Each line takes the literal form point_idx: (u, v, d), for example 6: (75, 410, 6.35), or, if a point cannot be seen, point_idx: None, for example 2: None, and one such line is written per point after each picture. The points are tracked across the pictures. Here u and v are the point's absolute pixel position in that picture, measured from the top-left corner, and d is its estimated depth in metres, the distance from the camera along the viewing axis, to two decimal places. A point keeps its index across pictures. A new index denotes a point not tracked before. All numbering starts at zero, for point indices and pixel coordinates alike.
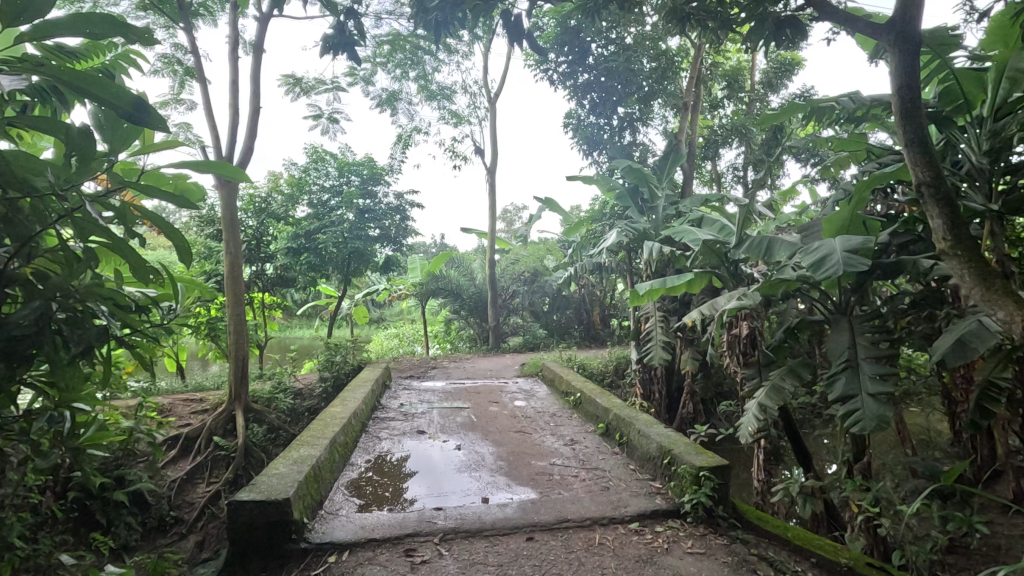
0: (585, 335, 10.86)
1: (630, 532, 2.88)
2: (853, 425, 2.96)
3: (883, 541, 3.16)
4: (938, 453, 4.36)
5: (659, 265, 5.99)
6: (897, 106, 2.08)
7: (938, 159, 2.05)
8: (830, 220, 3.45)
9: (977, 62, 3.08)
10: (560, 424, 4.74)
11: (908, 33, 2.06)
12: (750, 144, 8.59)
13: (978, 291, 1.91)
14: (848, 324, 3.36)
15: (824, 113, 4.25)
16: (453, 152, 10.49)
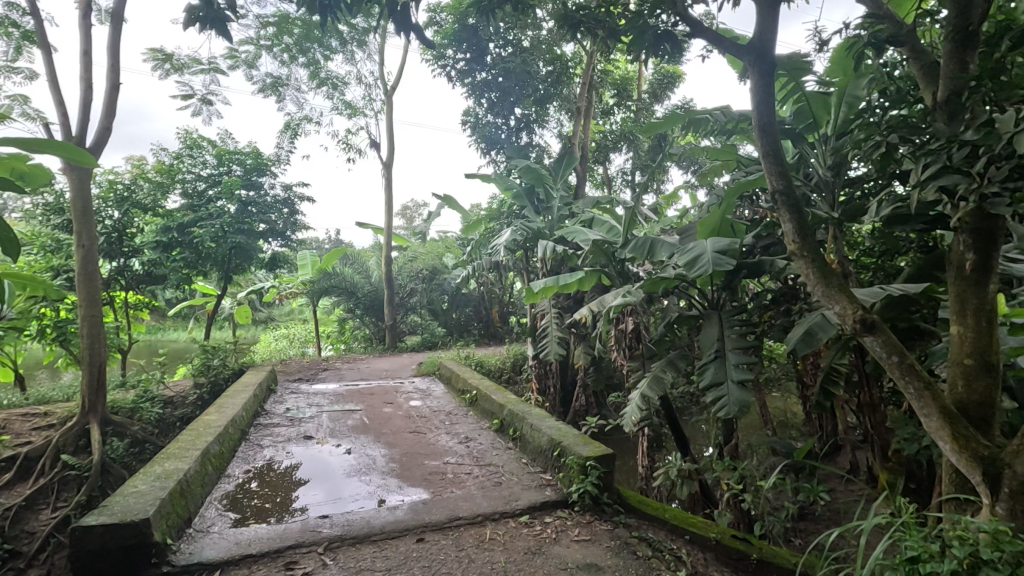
0: (484, 332, 10.96)
1: (520, 525, 2.93)
2: (721, 411, 3.25)
3: (746, 514, 3.50)
4: (793, 432, 4.91)
5: (553, 263, 6.18)
6: (756, 121, 2.27)
7: (789, 171, 2.27)
8: (704, 221, 3.75)
9: (823, 86, 3.50)
10: (456, 421, 4.74)
11: (766, 55, 2.24)
12: (637, 150, 9.14)
13: (820, 288, 2.17)
14: (718, 318, 3.68)
15: (700, 124, 4.61)
16: (347, 144, 10.07)
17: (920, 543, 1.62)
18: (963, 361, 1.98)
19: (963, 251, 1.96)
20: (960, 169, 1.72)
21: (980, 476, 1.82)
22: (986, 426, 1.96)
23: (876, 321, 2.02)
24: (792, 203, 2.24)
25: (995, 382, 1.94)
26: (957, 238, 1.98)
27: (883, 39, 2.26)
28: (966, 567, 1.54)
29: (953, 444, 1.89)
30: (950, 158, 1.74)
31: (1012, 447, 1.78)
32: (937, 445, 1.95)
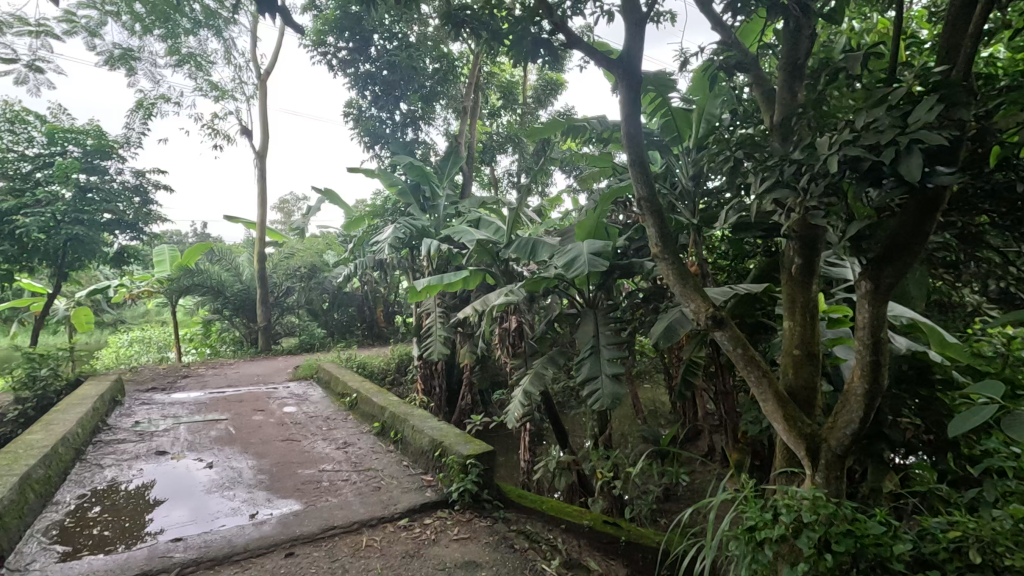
0: (367, 333, 10.61)
1: (398, 529, 2.88)
2: (595, 403, 3.43)
3: (618, 500, 3.74)
4: (660, 421, 5.32)
5: (439, 262, 6.14)
6: (625, 131, 2.42)
7: (654, 180, 2.46)
8: (582, 224, 3.94)
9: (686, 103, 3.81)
10: (334, 427, 4.53)
11: (633, 70, 2.39)
12: (522, 153, 9.35)
13: (678, 287, 2.38)
14: (594, 316, 3.89)
15: (579, 131, 4.82)
16: (212, 129, 9.19)
17: (757, 513, 1.84)
18: (793, 351, 2.27)
19: (793, 256, 2.24)
20: (788, 185, 1.96)
21: (804, 450, 2.10)
22: (809, 407, 2.26)
23: (724, 317, 2.26)
24: (655, 209, 2.42)
25: (816, 369, 2.25)
26: (788, 244, 2.26)
27: (731, 65, 2.53)
28: (791, 531, 1.77)
29: (784, 424, 2.16)
30: (780, 174, 1.99)
31: (829, 424, 2.07)
32: (772, 425, 2.22)
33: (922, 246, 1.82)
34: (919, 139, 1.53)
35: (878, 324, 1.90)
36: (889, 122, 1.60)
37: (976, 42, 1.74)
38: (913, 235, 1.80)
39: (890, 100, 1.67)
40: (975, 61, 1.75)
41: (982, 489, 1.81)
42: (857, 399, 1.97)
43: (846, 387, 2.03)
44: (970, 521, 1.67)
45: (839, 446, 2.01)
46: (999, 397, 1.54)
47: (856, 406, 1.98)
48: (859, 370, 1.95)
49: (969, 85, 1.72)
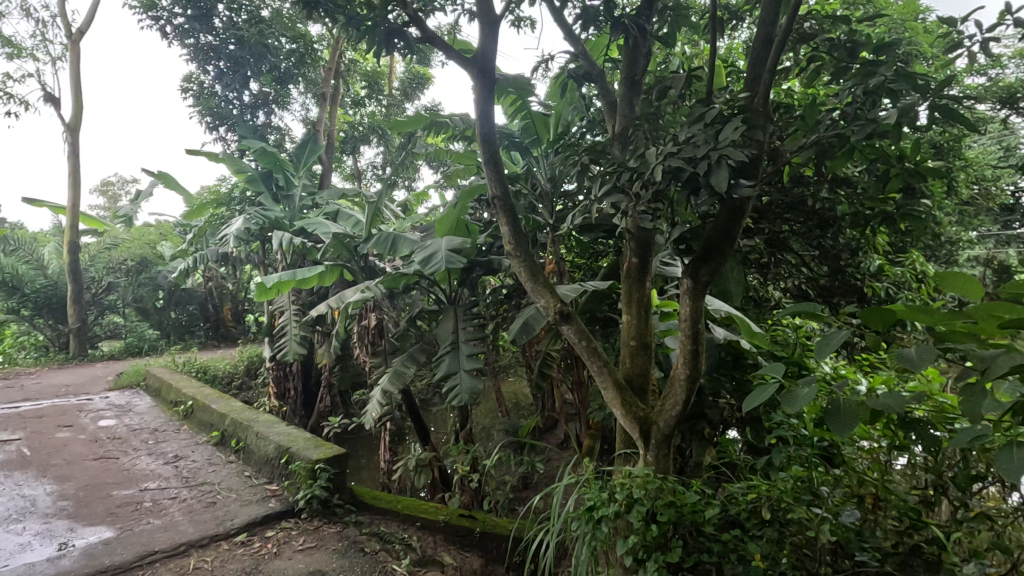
0: (212, 333, 9.62)
1: (234, 546, 2.65)
2: (454, 399, 3.46)
3: (477, 493, 3.81)
4: (521, 414, 5.51)
5: (293, 257, 5.75)
6: (479, 130, 2.45)
7: (506, 180, 2.53)
8: (442, 220, 3.93)
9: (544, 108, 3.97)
10: (164, 439, 4.04)
11: (486, 69, 2.43)
12: (388, 146, 9.09)
13: (530, 284, 2.48)
14: (454, 313, 3.92)
15: (442, 127, 4.79)
16: (6, 93, 7.68)
17: (595, 494, 1.98)
18: (631, 343, 2.49)
19: (630, 255, 2.44)
20: (624, 190, 2.13)
21: (638, 432, 2.31)
22: (644, 392, 2.49)
23: (570, 312, 2.41)
24: (508, 207, 2.49)
25: (649, 358, 2.48)
26: (626, 245, 2.46)
27: (579, 75, 2.66)
28: (623, 508, 1.93)
29: (622, 409, 2.36)
30: (617, 179, 2.15)
31: (658, 407, 2.30)
32: (612, 411, 2.41)
33: (731, 248, 2.08)
34: (726, 154, 1.74)
35: (696, 316, 2.14)
36: (703, 139, 1.81)
37: (771, 75, 2.04)
38: (725, 238, 2.05)
39: (704, 119, 1.89)
40: (771, 92, 2.05)
41: (774, 455, 2.14)
42: (681, 383, 2.21)
43: (672, 373, 2.27)
44: (764, 484, 1.96)
45: (666, 426, 2.24)
46: (778, 380, 1.78)
47: (680, 390, 2.22)
48: (682, 358, 2.19)
49: (766, 111, 2.01)
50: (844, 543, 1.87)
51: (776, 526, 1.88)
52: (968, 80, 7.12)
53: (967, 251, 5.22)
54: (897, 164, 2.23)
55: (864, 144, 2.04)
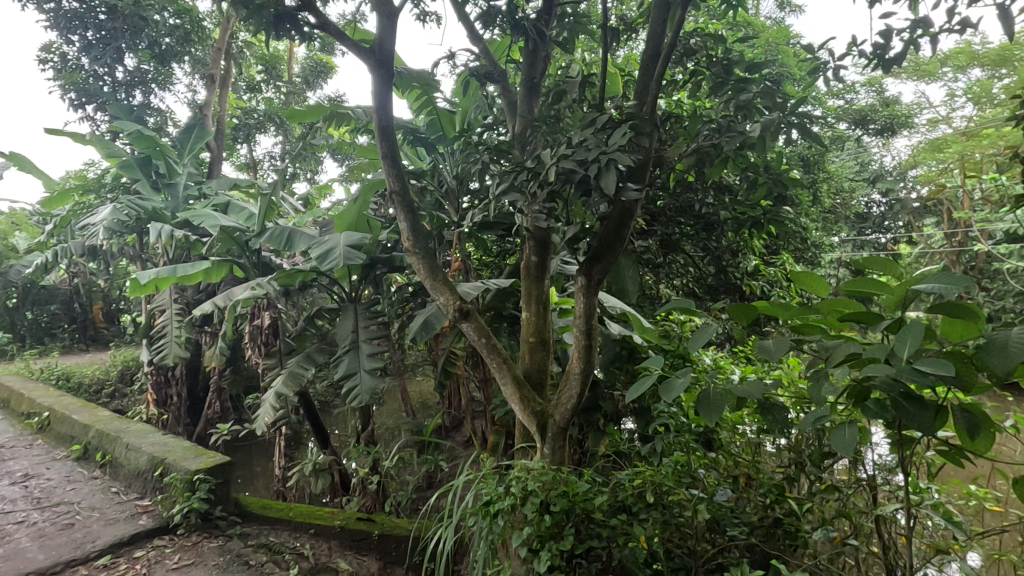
0: (79, 336, 8.59)
1: (95, 571, 2.45)
2: (353, 400, 3.35)
3: (379, 495, 3.72)
4: (427, 414, 5.45)
5: (176, 251, 5.28)
6: (376, 124, 2.40)
7: (405, 175, 2.48)
8: (342, 214, 3.79)
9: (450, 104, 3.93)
10: (13, 455, 3.56)
11: (383, 61, 2.37)
12: (287, 135, 8.60)
13: (430, 281, 2.47)
14: (354, 312, 3.80)
15: (346, 119, 4.61)
16: None
17: (492, 488, 2.01)
18: (529, 339, 2.55)
19: (529, 253, 2.49)
20: (520, 190, 2.18)
21: (535, 425, 2.37)
22: (541, 387, 2.55)
23: (469, 309, 2.43)
24: (406, 203, 2.46)
25: (547, 354, 2.55)
26: (525, 244, 2.51)
27: (482, 74, 2.63)
28: (520, 499, 1.97)
29: (519, 404, 2.40)
30: (514, 178, 2.19)
31: (554, 401, 2.37)
32: (510, 406, 2.45)
33: (622, 248, 2.19)
34: (614, 158, 1.83)
35: (589, 313, 2.24)
36: (594, 143, 1.89)
37: (657, 86, 2.17)
38: (616, 239, 2.16)
39: (595, 124, 1.98)
40: (657, 101, 2.18)
41: (659, 443, 2.29)
42: (575, 377, 2.29)
43: (568, 367, 2.35)
44: (648, 470, 2.10)
45: (562, 419, 2.31)
46: (657, 372, 1.88)
47: (575, 384, 2.30)
48: (576, 353, 2.28)
49: (652, 119, 2.13)
50: (718, 520, 2.04)
51: (660, 508, 2.02)
52: (831, 101, 8.02)
53: (829, 253, 5.88)
54: (764, 174, 2.45)
55: (736, 154, 2.22)
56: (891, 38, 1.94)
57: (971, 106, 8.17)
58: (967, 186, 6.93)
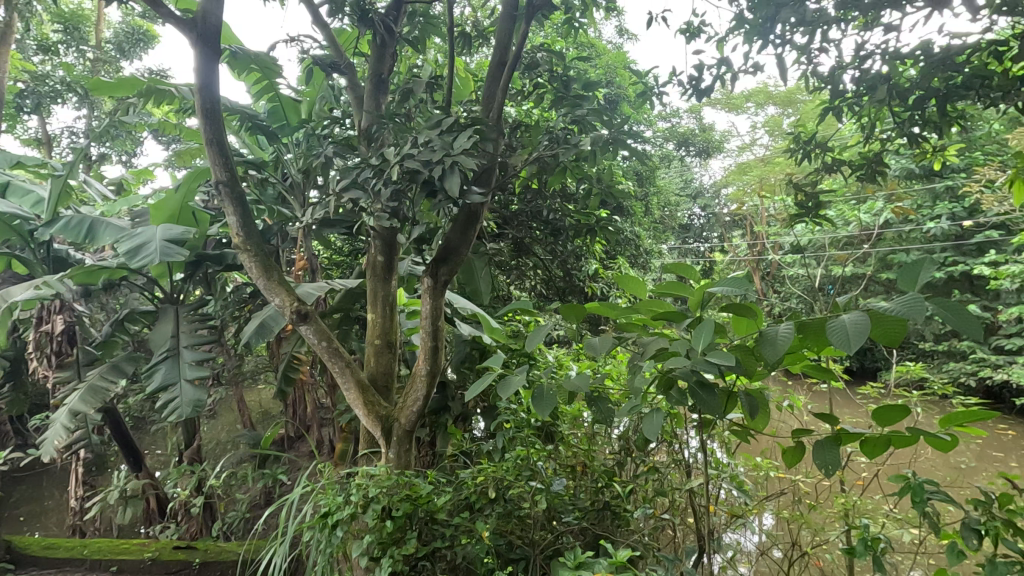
0: None
1: None
2: (171, 414, 2.95)
3: (206, 518, 3.36)
4: (267, 423, 5.03)
5: None
6: (199, 106, 2.15)
7: (234, 165, 2.26)
8: (160, 205, 3.33)
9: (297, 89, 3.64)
10: None
11: (208, 36, 2.12)
12: (95, 109, 7.37)
13: (263, 281, 2.29)
14: (174, 315, 3.37)
15: (167, 98, 4.08)
16: None
17: (331, 499, 1.90)
18: (375, 342, 2.47)
19: (375, 254, 2.43)
20: (363, 188, 2.11)
21: (379, 430, 2.31)
22: (388, 390, 2.49)
23: (308, 311, 2.29)
24: (236, 195, 2.24)
25: (393, 357, 2.50)
26: (371, 244, 2.44)
27: (325, 63, 2.47)
28: (361, 508, 1.90)
29: (364, 409, 2.33)
30: (357, 176, 2.12)
31: (400, 404, 2.33)
32: (354, 412, 2.36)
33: (467, 251, 2.23)
34: (458, 161, 1.86)
35: (436, 314, 2.24)
36: (439, 145, 1.90)
37: (503, 94, 2.23)
38: (462, 242, 2.19)
39: (440, 126, 1.98)
40: (503, 109, 2.25)
41: (503, 440, 2.37)
42: (422, 379, 2.28)
43: (414, 370, 2.33)
44: (491, 467, 2.16)
45: (407, 423, 2.28)
46: (496, 371, 1.92)
47: (421, 386, 2.28)
48: (422, 355, 2.26)
49: (498, 126, 2.20)
50: (555, 509, 2.17)
51: (501, 503, 2.10)
52: (660, 124, 9.01)
53: (658, 259, 6.59)
54: (598, 186, 2.66)
55: (573, 164, 2.38)
56: (701, 72, 2.20)
57: (765, 138, 9.72)
58: (762, 204, 8.23)
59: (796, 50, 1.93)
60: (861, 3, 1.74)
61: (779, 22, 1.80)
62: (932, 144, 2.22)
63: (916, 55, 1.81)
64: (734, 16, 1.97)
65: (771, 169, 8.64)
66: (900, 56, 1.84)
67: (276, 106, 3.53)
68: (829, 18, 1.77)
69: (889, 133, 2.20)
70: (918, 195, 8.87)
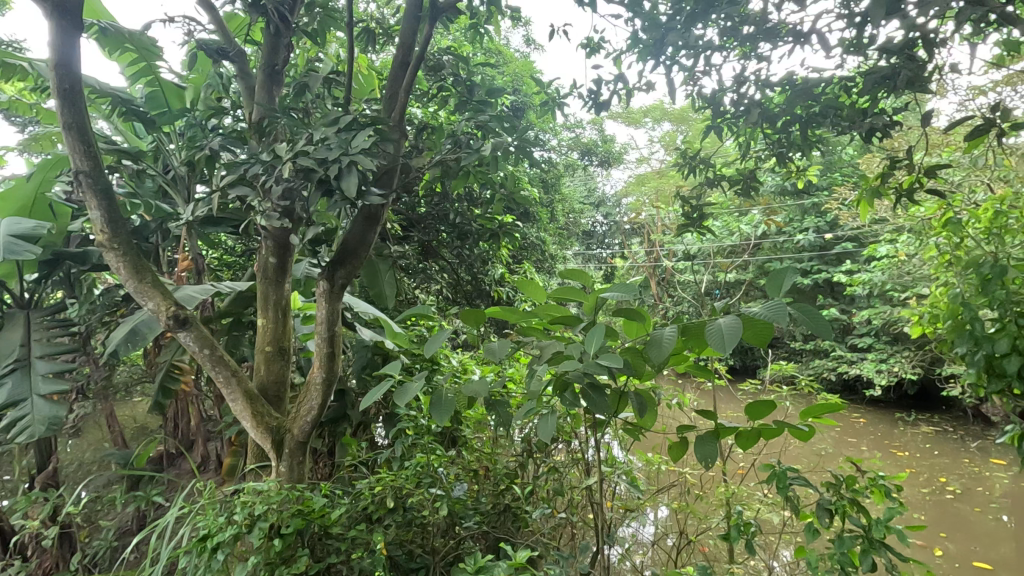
0: None
1: None
2: (19, 435, 2.54)
3: (63, 550, 2.98)
4: (144, 439, 4.57)
5: None
6: (55, 84, 1.90)
7: (100, 154, 2.03)
8: (7, 194, 2.95)
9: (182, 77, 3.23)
10: None
11: (67, 7, 1.88)
12: None
13: (133, 283, 2.07)
14: (26, 320, 2.96)
15: (21, 74, 3.58)
16: None
17: (211, 519, 1.76)
18: (265, 349, 2.31)
19: (267, 255, 2.28)
20: (252, 185, 1.98)
21: (269, 443, 2.17)
22: (279, 400, 2.35)
23: (188, 316, 2.10)
24: (101, 187, 2.01)
25: (286, 364, 2.36)
26: (262, 244, 2.29)
27: (210, 48, 2.30)
28: (245, 527, 1.77)
29: (252, 421, 2.17)
30: (245, 171, 1.98)
31: (293, 414, 2.21)
32: (240, 424, 2.20)
33: (367, 253, 2.16)
34: (356, 161, 1.80)
35: (332, 319, 2.15)
36: (336, 142, 1.82)
37: (406, 95, 2.18)
38: (362, 244, 2.12)
39: (338, 123, 1.90)
40: (406, 109, 2.20)
41: (403, 448, 2.32)
42: (317, 387, 2.17)
43: (308, 377, 2.21)
44: (390, 475, 2.11)
45: (301, 433, 2.16)
46: (395, 378, 1.86)
47: (316, 394, 2.17)
48: (318, 361, 2.16)
49: (400, 127, 2.15)
50: (456, 514, 2.16)
51: (401, 512, 2.06)
52: (566, 133, 9.33)
53: (563, 264, 6.81)
54: (502, 192, 2.68)
55: (476, 170, 2.39)
56: (600, 87, 2.29)
57: (661, 152, 10.37)
58: (658, 214, 8.78)
59: (684, 72, 2.07)
60: (739, 34, 1.89)
61: (668, 45, 1.92)
62: (796, 166, 2.48)
63: (783, 84, 2.00)
64: (629, 36, 2.07)
65: (667, 181, 9.23)
66: (770, 85, 2.02)
67: (154, 93, 3.06)
68: (711, 45, 1.92)
69: (762, 154, 2.43)
70: (790, 210, 9.88)
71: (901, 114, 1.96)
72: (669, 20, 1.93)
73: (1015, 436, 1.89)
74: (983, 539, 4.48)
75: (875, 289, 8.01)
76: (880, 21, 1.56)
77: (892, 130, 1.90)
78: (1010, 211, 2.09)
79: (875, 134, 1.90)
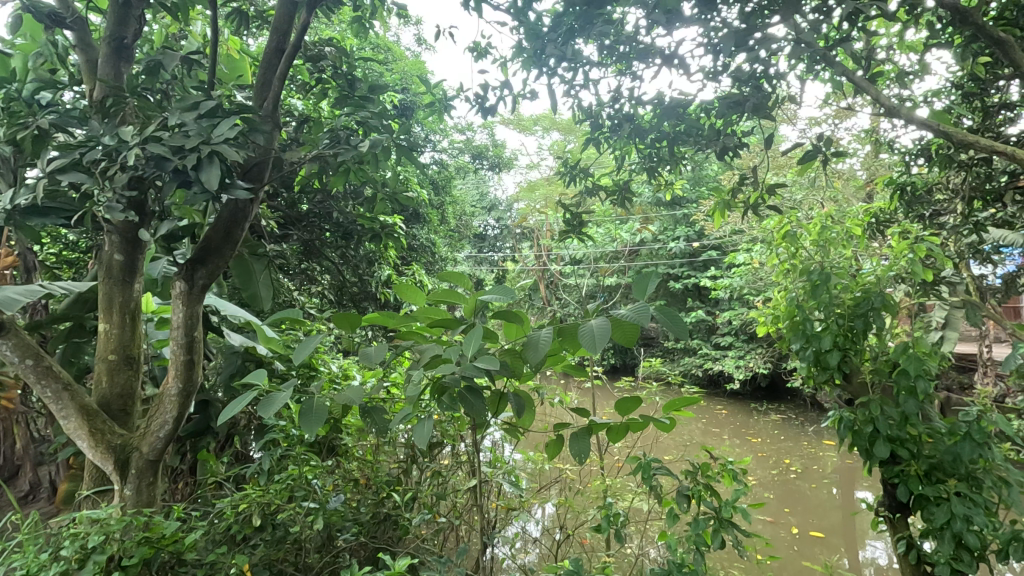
0: None
1: None
2: None
3: None
4: None
5: None
6: None
7: None
8: None
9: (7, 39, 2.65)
10: None
11: None
12: None
13: None
14: None
15: None
16: None
17: (32, 556, 1.51)
18: (107, 358, 2.03)
19: (112, 251, 2.02)
20: (88, 172, 1.73)
21: (111, 464, 1.91)
22: (126, 415, 2.08)
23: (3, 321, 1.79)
24: None
25: (135, 373, 2.09)
26: (105, 239, 2.02)
27: (41, 13, 1.95)
28: (78, 562, 1.55)
29: (89, 441, 1.90)
30: (81, 155, 1.73)
31: (141, 431, 1.96)
32: (75, 444, 1.91)
33: (232, 252, 1.99)
34: (218, 151, 1.64)
35: (191, 323, 1.95)
36: (194, 129, 1.65)
37: (279, 84, 2.02)
38: (226, 243, 1.95)
39: (198, 108, 1.72)
40: (280, 100, 2.04)
41: (272, 462, 2.18)
42: (172, 399, 1.95)
43: (161, 389, 1.98)
44: (256, 491, 1.96)
45: (151, 451, 1.93)
46: (261, 387, 1.72)
47: (171, 407, 1.95)
48: (173, 370, 1.94)
49: (272, 119, 2.00)
50: (333, 527, 2.07)
51: (269, 530, 1.94)
52: (455, 136, 9.35)
53: (453, 267, 6.81)
54: (385, 191, 2.58)
55: (356, 167, 2.28)
56: (486, 92, 2.28)
57: (548, 160, 10.72)
58: (546, 219, 9.07)
59: (564, 84, 2.15)
60: (616, 51, 2.00)
61: (549, 57, 1.98)
62: (665, 177, 2.66)
63: (654, 102, 2.14)
64: (514, 41, 2.10)
65: (554, 188, 9.58)
66: (641, 102, 2.15)
67: None
68: (591, 59, 2.00)
69: (636, 166, 2.57)
70: (663, 220, 10.71)
71: (752, 136, 2.20)
72: (550, 31, 1.99)
73: (836, 420, 2.19)
74: (816, 510, 5.16)
75: (735, 293, 8.92)
76: (731, 52, 1.73)
77: (743, 149, 2.12)
78: (834, 226, 2.41)
79: (729, 152, 2.12)
